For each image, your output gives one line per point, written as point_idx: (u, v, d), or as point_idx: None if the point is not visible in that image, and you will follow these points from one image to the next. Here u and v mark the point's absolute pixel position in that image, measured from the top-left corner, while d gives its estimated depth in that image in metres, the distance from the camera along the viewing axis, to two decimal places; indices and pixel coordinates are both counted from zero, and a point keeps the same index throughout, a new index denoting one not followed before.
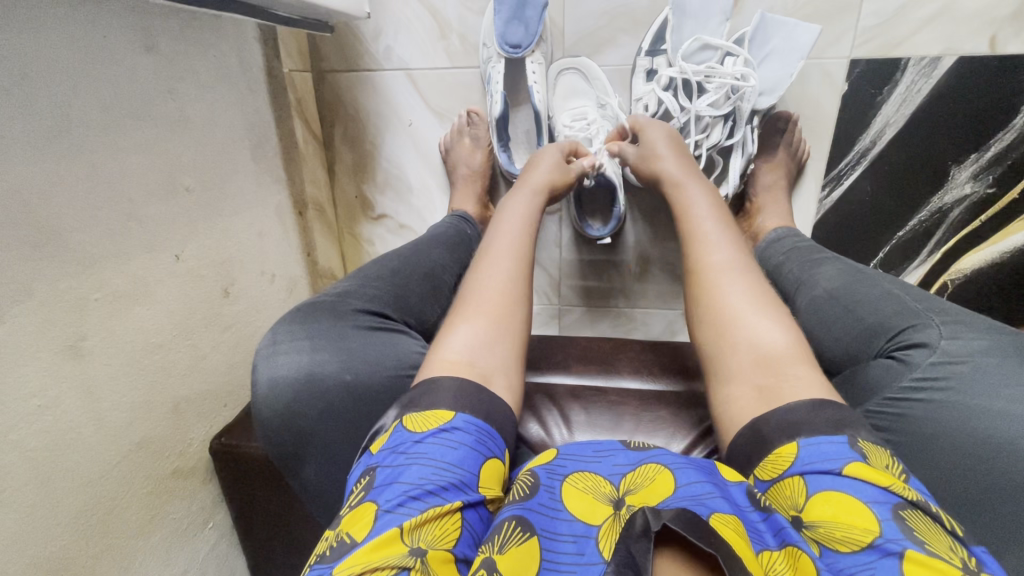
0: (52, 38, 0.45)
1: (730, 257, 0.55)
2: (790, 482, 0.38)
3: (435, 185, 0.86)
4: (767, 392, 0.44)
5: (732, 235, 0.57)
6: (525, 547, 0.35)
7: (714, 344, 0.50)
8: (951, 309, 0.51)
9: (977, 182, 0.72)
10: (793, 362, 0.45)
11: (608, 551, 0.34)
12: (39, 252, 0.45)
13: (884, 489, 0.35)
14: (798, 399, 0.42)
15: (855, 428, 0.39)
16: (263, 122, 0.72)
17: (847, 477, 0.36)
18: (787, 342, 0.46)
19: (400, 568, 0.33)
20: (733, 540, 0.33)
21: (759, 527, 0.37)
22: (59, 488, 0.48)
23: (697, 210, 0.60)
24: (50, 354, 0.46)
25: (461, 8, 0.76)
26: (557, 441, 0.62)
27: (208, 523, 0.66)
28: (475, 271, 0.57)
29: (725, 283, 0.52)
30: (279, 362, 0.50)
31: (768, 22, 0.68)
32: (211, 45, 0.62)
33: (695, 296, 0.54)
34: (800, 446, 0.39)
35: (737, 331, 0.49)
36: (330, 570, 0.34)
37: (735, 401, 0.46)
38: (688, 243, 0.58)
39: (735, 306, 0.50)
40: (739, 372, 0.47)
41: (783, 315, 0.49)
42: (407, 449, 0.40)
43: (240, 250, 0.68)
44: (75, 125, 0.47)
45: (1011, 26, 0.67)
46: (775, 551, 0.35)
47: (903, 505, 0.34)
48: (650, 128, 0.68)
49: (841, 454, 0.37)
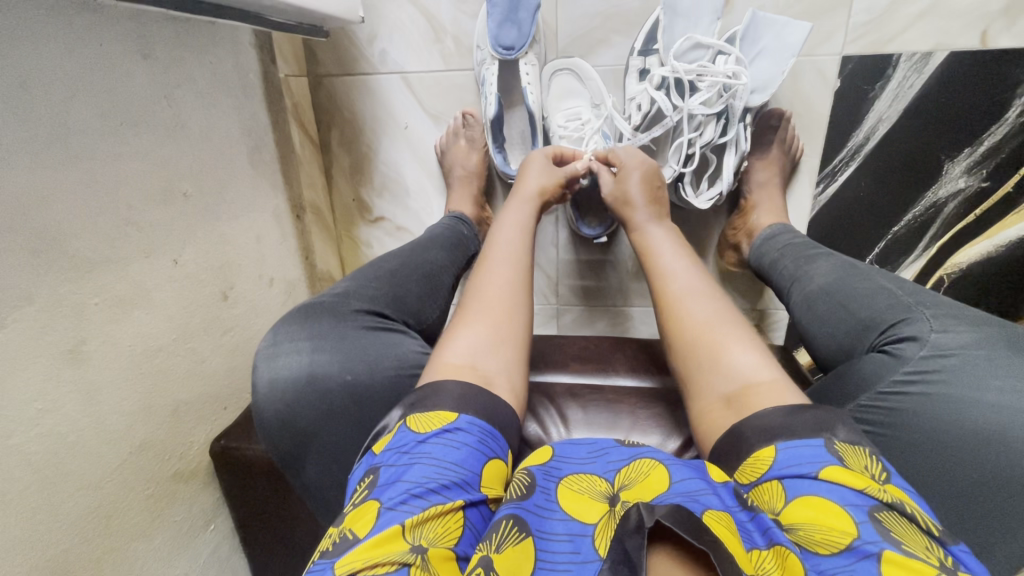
0: (50, 47, 0.45)
1: (688, 283, 0.56)
2: (768, 486, 0.37)
3: (431, 186, 0.87)
4: (736, 401, 0.45)
5: (691, 263, 0.59)
6: (518, 549, 0.34)
7: (685, 364, 0.51)
8: (940, 302, 0.51)
9: (970, 176, 0.73)
10: (759, 370, 0.46)
11: (603, 547, 0.34)
12: (39, 258, 0.45)
13: (861, 492, 0.34)
14: (775, 403, 0.42)
15: (834, 430, 0.38)
16: (260, 126, 0.73)
17: (823, 481, 0.35)
18: (751, 354, 0.48)
19: (401, 564, 0.33)
20: (726, 538, 0.33)
21: (747, 527, 0.35)
22: (62, 490, 0.48)
23: (659, 243, 0.63)
24: (49, 359, 0.47)
25: (455, 12, 0.77)
26: (554, 438, 0.62)
27: (209, 525, 0.67)
28: (475, 283, 0.58)
29: (686, 308, 0.54)
30: (279, 363, 0.51)
31: (759, 20, 0.68)
32: (207, 51, 0.63)
33: (664, 322, 0.56)
34: (779, 449, 0.38)
35: (705, 350, 0.50)
36: (331, 566, 0.34)
37: (708, 415, 0.47)
38: (654, 276, 0.60)
39: (698, 327, 0.52)
40: (711, 386, 0.48)
41: (749, 335, 0.50)
42: (411, 449, 0.40)
43: (238, 255, 0.69)
44: (73, 134, 0.48)
45: (1001, 21, 0.67)
46: (764, 551, 0.33)
47: (879, 508, 0.34)
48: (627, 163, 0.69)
49: (817, 457, 0.37)
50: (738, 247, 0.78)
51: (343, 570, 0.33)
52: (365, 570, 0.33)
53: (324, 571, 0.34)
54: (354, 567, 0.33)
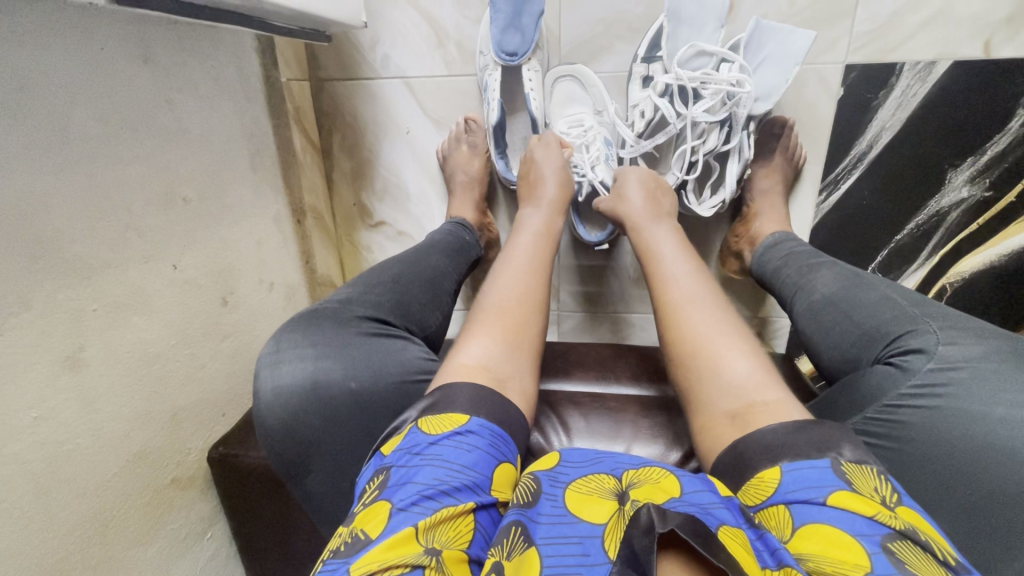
0: (50, 52, 0.45)
1: (689, 289, 0.56)
2: (775, 511, 0.37)
3: (432, 192, 0.87)
4: (739, 417, 0.44)
5: (695, 269, 0.59)
6: (530, 554, 0.33)
7: (686, 375, 0.51)
8: (947, 313, 0.51)
9: (973, 185, 0.72)
10: (762, 389, 0.45)
11: (613, 551, 0.33)
12: (37, 264, 0.45)
13: (871, 520, 0.34)
14: (779, 421, 0.42)
15: (839, 450, 0.38)
16: (261, 130, 0.72)
17: (832, 508, 0.35)
18: (753, 369, 0.47)
19: (416, 566, 0.32)
20: (739, 553, 0.32)
21: (756, 546, 0.34)
22: (58, 498, 0.48)
23: (663, 249, 0.62)
24: (46, 366, 0.46)
25: (458, 17, 0.77)
26: (555, 446, 0.62)
27: (207, 532, 0.66)
28: (486, 287, 0.58)
29: (688, 316, 0.53)
30: (282, 371, 0.50)
31: (763, 27, 0.68)
32: (209, 56, 0.62)
33: (663, 331, 0.55)
34: (783, 472, 0.38)
35: (705, 362, 0.49)
36: (345, 566, 0.33)
37: (711, 429, 0.46)
38: (656, 283, 0.59)
39: (700, 336, 0.51)
40: (713, 399, 0.47)
41: (753, 347, 0.50)
42: (422, 451, 0.40)
43: (238, 259, 0.69)
44: (72, 139, 0.47)
45: (1005, 31, 0.67)
46: (775, 571, 0.32)
47: (891, 538, 0.33)
48: (626, 175, 0.70)
49: (825, 482, 0.36)
50: (739, 255, 0.78)
51: (357, 571, 0.32)
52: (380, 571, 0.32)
53: (337, 571, 0.33)
54: (369, 569, 0.32)
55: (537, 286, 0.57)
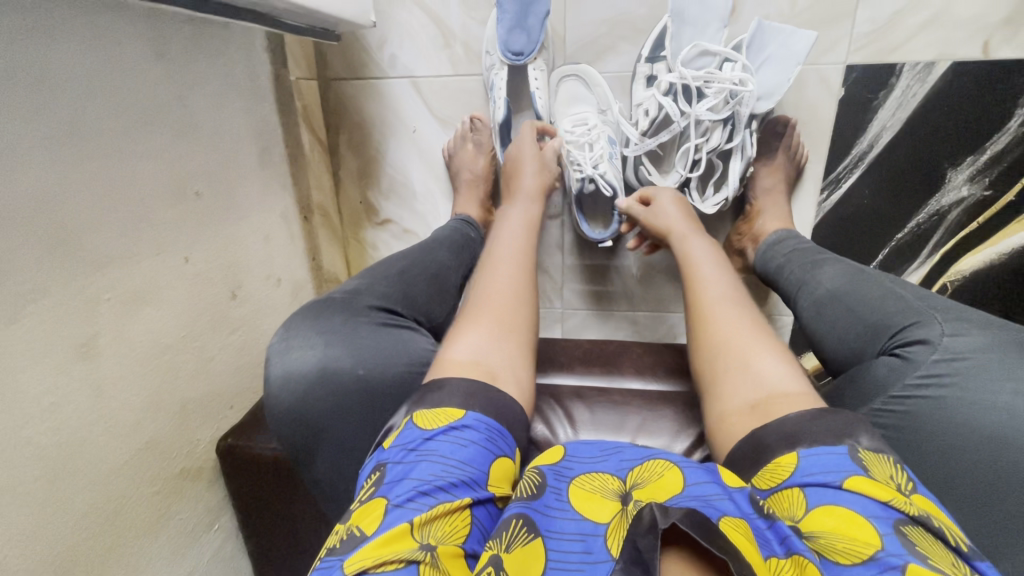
0: (68, 46, 0.46)
1: (724, 291, 0.57)
2: (789, 493, 0.37)
3: (438, 190, 0.88)
4: (760, 408, 0.45)
5: (730, 275, 0.60)
6: (530, 548, 0.34)
7: (712, 370, 0.51)
8: (952, 306, 0.51)
9: (973, 184, 0.73)
10: (786, 382, 0.46)
11: (614, 548, 0.33)
12: (53, 253, 0.46)
13: (885, 504, 0.34)
14: (796, 411, 0.42)
15: (857, 437, 0.38)
16: (270, 128, 0.73)
17: (847, 491, 0.35)
18: (778, 363, 0.48)
19: (411, 562, 0.33)
20: (742, 543, 0.32)
21: (765, 534, 0.35)
22: (70, 485, 0.48)
23: (696, 256, 0.63)
24: (60, 354, 0.47)
25: (464, 18, 0.78)
26: (561, 439, 0.62)
27: (214, 524, 0.66)
28: (480, 279, 0.59)
29: (720, 315, 0.54)
30: (292, 357, 0.51)
31: (764, 28, 0.69)
32: (220, 53, 0.63)
33: (693, 330, 0.56)
34: (801, 456, 0.38)
35: (734, 357, 0.50)
36: (340, 564, 0.34)
37: (729, 419, 0.47)
38: (688, 287, 0.60)
39: (730, 333, 0.52)
40: (735, 391, 0.48)
41: (777, 343, 0.50)
42: (417, 447, 0.40)
43: (247, 253, 0.69)
44: (87, 132, 0.48)
45: (1003, 32, 0.68)
46: (782, 559, 0.33)
47: (904, 522, 0.33)
48: (664, 196, 0.72)
49: (842, 466, 0.37)
50: (743, 253, 0.78)
51: (352, 568, 0.33)
52: (375, 567, 0.33)
53: (332, 568, 0.34)
54: (364, 565, 0.33)
55: (522, 280, 0.58)
